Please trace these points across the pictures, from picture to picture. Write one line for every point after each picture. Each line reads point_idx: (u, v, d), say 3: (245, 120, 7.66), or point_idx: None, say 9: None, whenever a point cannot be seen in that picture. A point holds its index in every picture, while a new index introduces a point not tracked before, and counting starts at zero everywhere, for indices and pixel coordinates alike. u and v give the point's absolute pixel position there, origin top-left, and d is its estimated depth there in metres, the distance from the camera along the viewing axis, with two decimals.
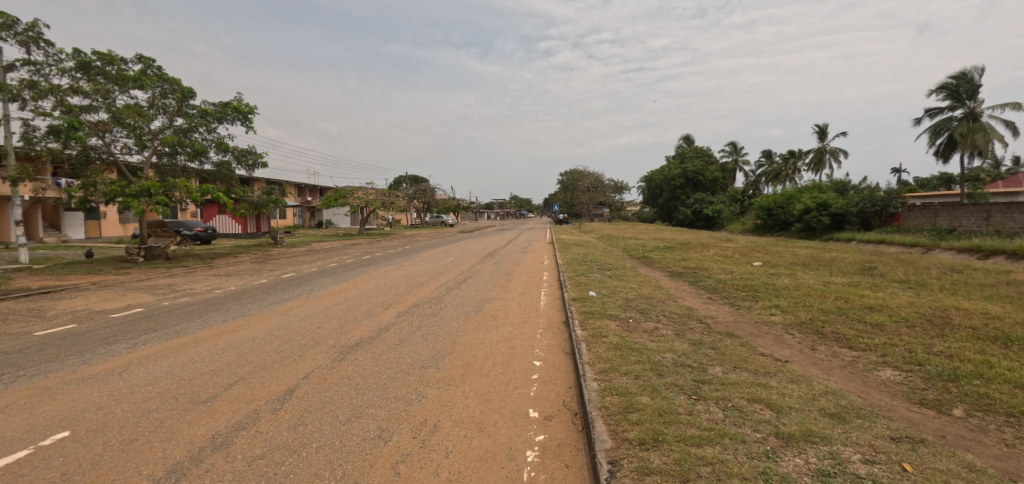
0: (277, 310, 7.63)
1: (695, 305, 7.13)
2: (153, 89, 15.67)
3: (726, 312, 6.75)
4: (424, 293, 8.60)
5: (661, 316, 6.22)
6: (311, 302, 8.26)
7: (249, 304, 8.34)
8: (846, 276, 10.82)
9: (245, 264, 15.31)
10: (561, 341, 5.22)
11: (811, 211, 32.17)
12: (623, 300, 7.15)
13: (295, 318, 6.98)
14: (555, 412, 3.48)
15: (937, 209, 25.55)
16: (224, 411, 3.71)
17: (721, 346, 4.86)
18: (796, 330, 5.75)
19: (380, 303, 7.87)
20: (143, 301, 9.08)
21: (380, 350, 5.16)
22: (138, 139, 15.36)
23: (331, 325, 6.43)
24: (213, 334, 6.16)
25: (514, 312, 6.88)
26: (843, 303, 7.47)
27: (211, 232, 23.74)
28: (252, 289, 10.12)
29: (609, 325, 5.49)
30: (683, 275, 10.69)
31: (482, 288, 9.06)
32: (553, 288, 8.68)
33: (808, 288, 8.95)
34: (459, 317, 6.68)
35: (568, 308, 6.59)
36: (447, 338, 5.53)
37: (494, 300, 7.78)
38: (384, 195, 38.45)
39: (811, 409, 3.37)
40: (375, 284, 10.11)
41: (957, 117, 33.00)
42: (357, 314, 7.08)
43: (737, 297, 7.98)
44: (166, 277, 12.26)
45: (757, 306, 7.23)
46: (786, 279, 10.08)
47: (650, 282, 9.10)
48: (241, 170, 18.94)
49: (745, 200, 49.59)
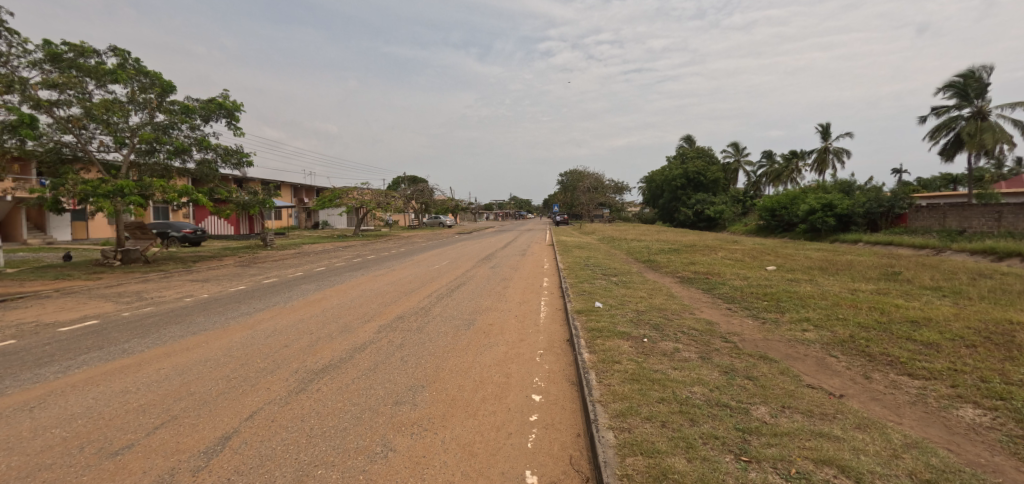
0: (246, 324, 6.77)
1: (716, 319, 6.27)
2: (131, 83, 14.83)
3: (753, 328, 5.91)
4: (412, 303, 7.76)
5: (679, 333, 5.37)
6: (285, 313, 7.43)
7: (216, 316, 7.46)
8: (869, 282, 10.00)
9: (227, 268, 14.45)
10: (565, 367, 4.40)
11: (816, 212, 31.44)
12: (635, 313, 6.29)
13: (262, 334, 6.14)
14: (559, 477, 2.64)
15: (946, 209, 24.77)
16: (133, 470, 2.87)
17: (758, 376, 4.01)
18: (839, 352, 4.91)
19: (362, 315, 7.03)
20: (101, 312, 8.23)
21: (350, 378, 4.32)
22: (114, 136, 14.51)
23: (300, 343, 5.59)
24: (161, 356, 5.32)
25: (510, 327, 6.06)
26: (882, 317, 6.62)
27: (201, 234, 22.95)
28: (227, 297, 9.25)
29: (621, 347, 4.64)
30: (694, 281, 9.83)
31: (477, 297, 8.21)
32: (554, 298, 7.86)
33: (835, 297, 8.12)
34: (448, 333, 5.83)
35: (571, 324, 5.75)
36: (432, 361, 4.71)
37: (488, 312, 6.95)
38: (380, 196, 37.64)
39: (897, 474, 2.54)
40: (360, 292, 9.26)
41: (965, 117, 32.22)
42: (332, 329, 6.25)
43: (759, 308, 7.14)
44: (138, 283, 11.41)
45: (786, 319, 6.41)
46: (808, 286, 9.25)
47: (662, 290, 8.26)
48: (226, 169, 18.09)
49: (747, 200, 48.78)
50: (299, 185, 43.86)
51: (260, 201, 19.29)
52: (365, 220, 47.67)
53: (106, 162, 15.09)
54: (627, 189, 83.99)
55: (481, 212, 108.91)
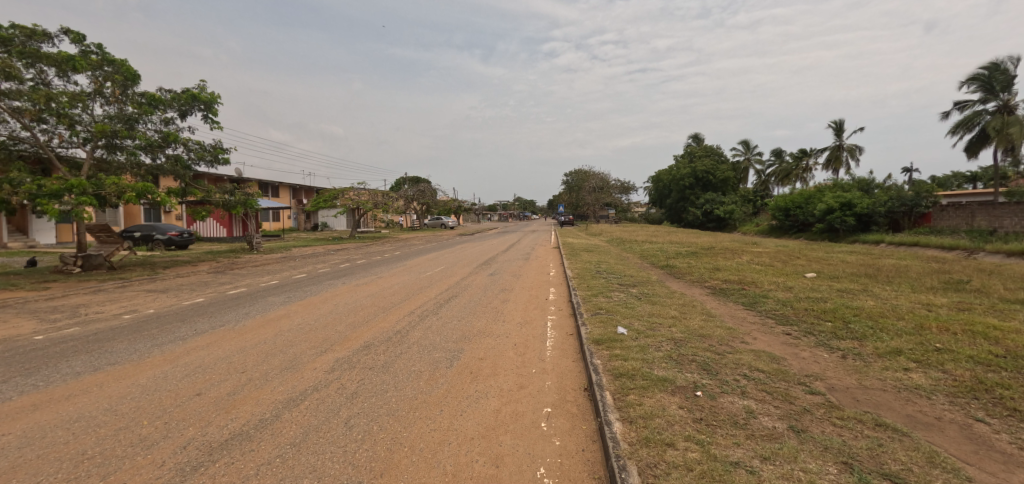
0: (171, 355, 5.32)
1: (779, 353, 4.69)
2: (92, 72, 13.51)
3: (835, 367, 4.34)
4: (388, 325, 6.25)
5: (741, 379, 3.82)
6: (228, 338, 5.96)
7: (144, 342, 5.98)
8: (936, 294, 8.36)
9: (196, 275, 12.97)
10: (585, 447, 2.87)
11: (833, 212, 29.47)
12: (672, 344, 4.73)
13: (176, 374, 4.65)
14: None
15: (976, 207, 23.03)
16: None
17: (903, 475, 2.47)
18: (986, 415, 3.36)
19: (320, 342, 5.55)
20: (10, 334, 6.76)
21: (253, 464, 2.81)
22: (72, 130, 13.18)
23: (217, 390, 4.12)
24: (22, 411, 3.85)
25: (505, 364, 4.52)
26: (994, 347, 5.03)
27: (186, 236, 21.60)
28: (172, 314, 7.74)
29: (668, 411, 3.09)
30: (729, 293, 8.22)
31: (468, 315, 6.67)
32: (562, 318, 6.37)
33: (913, 316, 6.51)
34: (421, 375, 4.31)
35: (589, 363, 4.23)
36: (387, 430, 3.19)
37: (480, 339, 5.42)
38: (377, 196, 36.09)
39: None
40: (330, 307, 7.76)
41: (989, 111, 30.29)
42: (274, 363, 4.80)
43: (826, 333, 5.58)
44: (86, 294, 10.00)
45: (871, 352, 4.86)
46: (868, 300, 7.64)
47: (694, 307, 6.72)
48: (202, 167, 16.72)
49: (757, 200, 46.81)
50: (296, 185, 42.50)
51: (242, 201, 17.91)
52: (363, 221, 46.09)
53: (67, 159, 13.76)
54: (633, 189, 82.06)
55: (484, 212, 107.12)
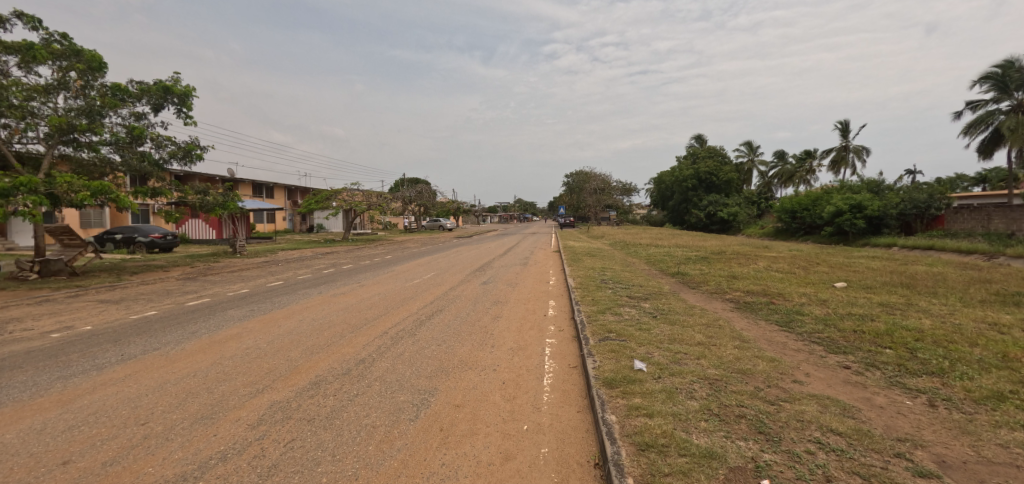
0: (69, 394, 4.19)
1: (849, 400, 3.58)
2: (54, 61, 12.49)
3: (934, 425, 3.22)
4: (352, 352, 5.13)
5: (819, 451, 2.70)
6: (149, 369, 4.81)
7: (48, 373, 4.84)
8: (992, 310, 7.25)
9: (164, 282, 11.88)
10: None
11: (843, 214, 27.58)
12: (706, 387, 3.61)
13: (58, 426, 3.53)
14: None
15: (993, 209, 21.96)
16: None
17: None
18: None
19: (260, 377, 4.42)
20: None
21: None
22: (28, 124, 12.09)
23: (93, 459, 2.99)
24: None
25: (488, 416, 3.39)
26: None
27: (170, 238, 20.52)
28: (108, 333, 6.58)
29: None
30: (756, 308, 7.10)
31: (449, 339, 5.54)
32: (563, 345, 5.20)
33: (987, 341, 5.36)
34: (373, 434, 3.17)
35: (601, 420, 3.09)
36: None
37: (461, 374, 4.29)
38: (372, 198, 34.93)
39: None
40: (293, 324, 6.65)
41: (1003, 110, 29.05)
42: (190, 411, 3.68)
43: (894, 365, 4.46)
44: (28, 305, 8.88)
45: (964, 396, 3.74)
46: (921, 318, 6.50)
47: (722, 328, 5.60)
48: (175, 167, 15.66)
49: (762, 201, 45.59)
50: (290, 186, 41.42)
51: (221, 203, 16.80)
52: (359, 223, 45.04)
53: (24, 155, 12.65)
54: (635, 190, 80.90)
55: (483, 214, 105.93)
